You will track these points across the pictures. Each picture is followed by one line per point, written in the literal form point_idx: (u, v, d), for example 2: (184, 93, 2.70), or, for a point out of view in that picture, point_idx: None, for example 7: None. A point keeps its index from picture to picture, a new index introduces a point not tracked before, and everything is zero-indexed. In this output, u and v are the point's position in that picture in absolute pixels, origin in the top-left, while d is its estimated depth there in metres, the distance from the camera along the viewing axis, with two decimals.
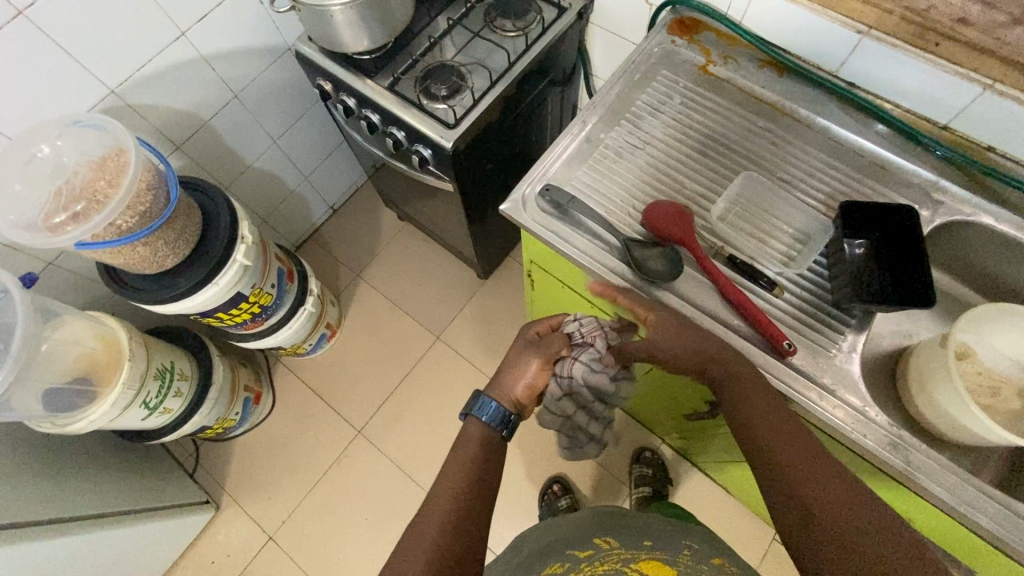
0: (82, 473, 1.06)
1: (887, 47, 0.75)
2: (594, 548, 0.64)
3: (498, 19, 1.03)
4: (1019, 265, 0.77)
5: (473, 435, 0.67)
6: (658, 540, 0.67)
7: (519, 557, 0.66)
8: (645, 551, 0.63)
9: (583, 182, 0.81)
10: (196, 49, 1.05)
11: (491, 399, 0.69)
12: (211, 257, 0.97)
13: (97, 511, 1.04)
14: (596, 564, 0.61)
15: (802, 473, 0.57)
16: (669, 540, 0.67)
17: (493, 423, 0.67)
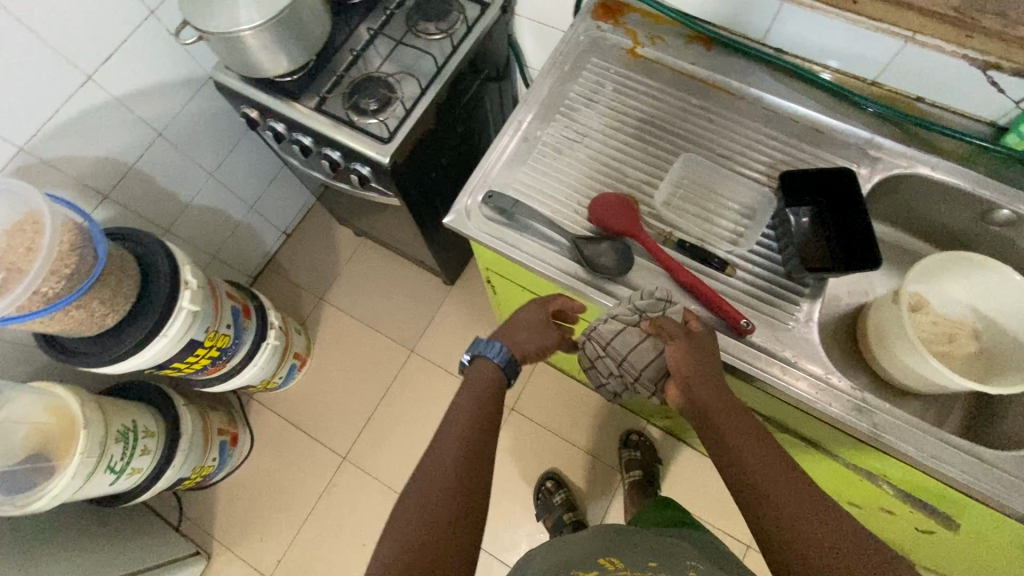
0: (58, 549, 1.02)
1: (809, 10, 0.74)
2: (598, 571, 0.62)
3: (420, 23, 0.99)
4: (959, 209, 0.79)
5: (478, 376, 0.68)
6: (666, 561, 0.64)
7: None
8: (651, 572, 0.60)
9: (525, 184, 0.79)
10: (107, 91, 0.99)
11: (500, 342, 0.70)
12: (154, 308, 0.93)
13: None
14: None
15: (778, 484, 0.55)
16: (676, 560, 0.64)
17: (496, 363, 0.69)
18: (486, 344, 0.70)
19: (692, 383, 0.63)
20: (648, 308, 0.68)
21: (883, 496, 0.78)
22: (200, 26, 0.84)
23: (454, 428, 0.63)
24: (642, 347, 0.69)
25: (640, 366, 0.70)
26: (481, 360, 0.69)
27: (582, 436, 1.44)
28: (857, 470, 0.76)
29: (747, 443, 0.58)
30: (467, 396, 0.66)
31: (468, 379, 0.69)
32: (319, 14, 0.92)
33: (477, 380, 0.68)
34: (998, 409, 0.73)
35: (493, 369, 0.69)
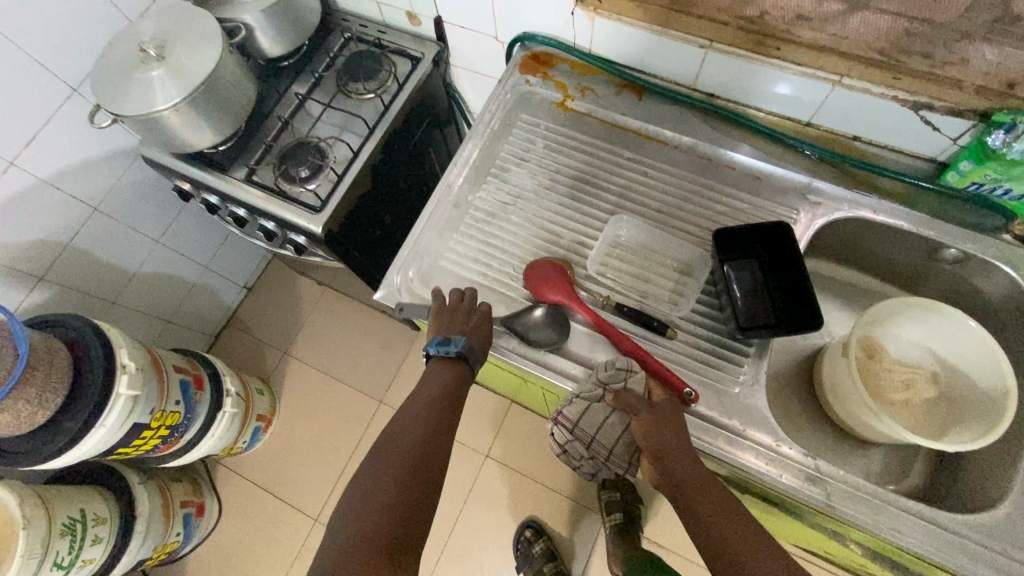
0: None
1: (731, 58, 0.73)
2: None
3: (350, 83, 0.97)
4: (906, 248, 0.76)
5: (440, 375, 0.64)
6: None
7: None
8: None
9: (457, 253, 0.76)
10: (32, 174, 0.96)
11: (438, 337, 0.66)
12: (88, 397, 0.89)
13: None
14: None
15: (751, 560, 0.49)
16: None
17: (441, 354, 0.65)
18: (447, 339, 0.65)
19: (663, 457, 0.58)
20: (609, 379, 0.65)
21: (854, 554, 0.74)
22: (113, 110, 0.80)
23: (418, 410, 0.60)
24: (610, 424, 0.71)
25: (609, 442, 0.72)
26: (441, 358, 0.65)
27: (560, 479, 1.40)
28: (823, 531, 0.73)
29: (721, 518, 0.53)
30: (432, 380, 0.63)
31: (430, 374, 0.64)
32: (242, 83, 0.89)
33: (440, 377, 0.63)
34: (961, 459, 0.70)
35: (456, 366, 0.65)
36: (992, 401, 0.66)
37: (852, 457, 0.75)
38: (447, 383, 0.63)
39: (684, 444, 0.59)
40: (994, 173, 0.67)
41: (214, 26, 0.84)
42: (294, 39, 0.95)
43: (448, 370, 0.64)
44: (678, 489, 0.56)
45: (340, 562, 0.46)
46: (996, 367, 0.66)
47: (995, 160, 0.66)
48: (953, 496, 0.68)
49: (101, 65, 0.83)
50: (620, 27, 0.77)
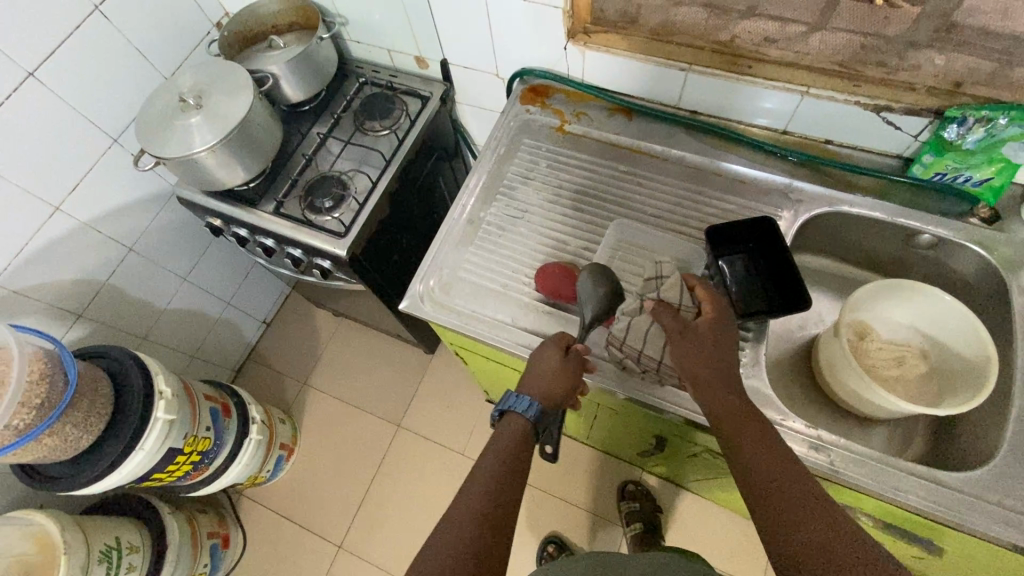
0: None
1: (709, 78, 0.82)
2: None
3: (367, 122, 1.07)
4: (884, 237, 0.83)
5: (509, 434, 0.63)
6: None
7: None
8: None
9: (473, 264, 0.83)
10: (76, 218, 1.05)
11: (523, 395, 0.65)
12: (128, 423, 0.94)
13: None
14: None
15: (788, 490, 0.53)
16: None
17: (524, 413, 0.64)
18: (513, 398, 0.65)
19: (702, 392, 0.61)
20: (643, 291, 0.73)
21: (867, 528, 0.77)
22: (156, 153, 0.89)
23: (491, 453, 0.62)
24: (653, 333, 0.68)
25: (657, 354, 0.68)
26: (510, 417, 0.64)
27: (578, 492, 1.42)
28: (835, 505, 0.76)
29: (759, 451, 0.56)
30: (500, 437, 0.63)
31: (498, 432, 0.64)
32: (270, 125, 0.98)
33: (506, 434, 0.63)
34: (955, 427, 0.75)
35: (523, 423, 0.64)
36: (976, 367, 0.72)
37: (855, 433, 0.79)
38: (516, 445, 0.62)
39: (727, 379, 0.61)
40: (954, 164, 0.75)
41: (245, 76, 0.94)
42: (314, 85, 1.05)
43: (518, 429, 0.63)
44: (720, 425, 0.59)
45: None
46: (975, 337, 0.72)
47: (952, 151, 0.74)
48: (951, 461, 0.73)
49: (144, 116, 0.93)
50: (608, 57, 0.86)
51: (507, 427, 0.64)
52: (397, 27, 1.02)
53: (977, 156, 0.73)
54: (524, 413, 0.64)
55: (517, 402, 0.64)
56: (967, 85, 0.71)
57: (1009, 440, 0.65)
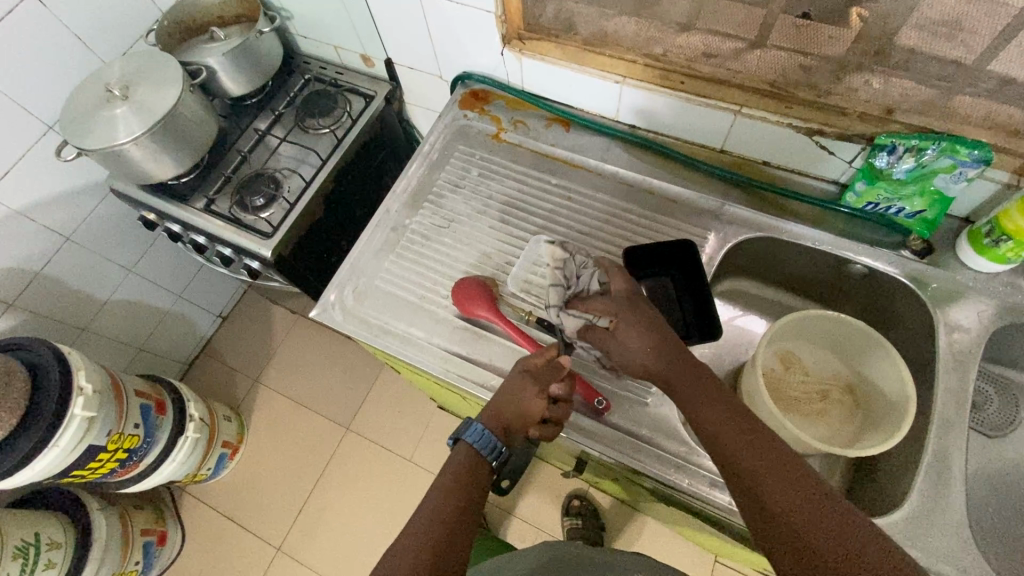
0: None
1: (642, 92, 0.79)
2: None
3: (308, 120, 1.04)
4: (815, 266, 0.80)
5: (460, 463, 0.60)
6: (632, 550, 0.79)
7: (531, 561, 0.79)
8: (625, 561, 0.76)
9: (390, 273, 0.81)
10: (7, 206, 1.02)
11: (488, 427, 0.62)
12: (41, 419, 0.91)
13: None
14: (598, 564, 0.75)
15: (786, 491, 0.49)
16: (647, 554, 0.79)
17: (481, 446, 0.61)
18: (466, 426, 0.62)
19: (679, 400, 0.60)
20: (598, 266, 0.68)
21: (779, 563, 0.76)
22: (77, 144, 0.86)
23: (438, 485, 0.58)
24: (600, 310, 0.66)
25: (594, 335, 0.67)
26: (465, 444, 0.62)
27: (523, 505, 1.42)
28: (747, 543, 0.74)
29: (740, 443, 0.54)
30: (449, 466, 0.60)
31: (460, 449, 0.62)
32: (202, 119, 0.96)
33: (456, 462, 0.60)
34: (872, 467, 0.72)
35: (475, 455, 0.61)
36: (895, 406, 0.68)
37: None
38: (470, 468, 0.60)
39: (709, 391, 0.59)
40: (886, 193, 0.72)
41: (177, 68, 0.91)
42: (254, 80, 1.02)
43: (471, 461, 0.60)
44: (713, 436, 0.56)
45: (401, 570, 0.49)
46: (896, 372, 0.69)
47: (884, 180, 0.71)
48: (864, 500, 0.70)
49: (69, 106, 0.90)
50: (545, 65, 0.83)
51: (460, 453, 0.61)
52: (342, 25, 1.00)
53: (909, 186, 0.70)
54: (477, 446, 0.60)
55: (468, 429, 0.62)
56: (898, 113, 0.68)
57: (919, 482, 0.63)
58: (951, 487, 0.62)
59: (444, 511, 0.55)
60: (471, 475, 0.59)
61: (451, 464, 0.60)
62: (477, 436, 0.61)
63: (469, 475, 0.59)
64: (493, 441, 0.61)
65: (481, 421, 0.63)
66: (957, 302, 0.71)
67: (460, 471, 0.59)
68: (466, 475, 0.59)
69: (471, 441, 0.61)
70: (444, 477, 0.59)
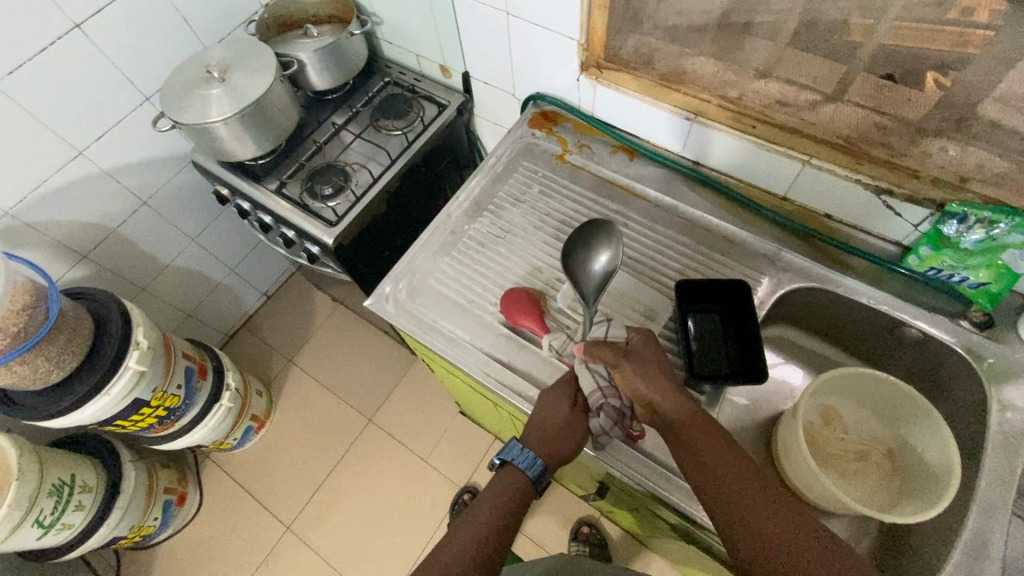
0: None
1: (712, 131, 0.81)
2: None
3: (382, 120, 1.09)
4: (868, 325, 0.80)
5: (507, 484, 0.65)
6: None
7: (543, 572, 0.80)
8: None
9: (444, 274, 0.84)
10: (98, 165, 1.09)
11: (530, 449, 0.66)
12: (99, 366, 0.97)
13: None
14: None
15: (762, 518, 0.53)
16: None
17: (529, 469, 0.65)
18: (514, 451, 0.67)
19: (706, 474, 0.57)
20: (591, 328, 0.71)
21: None
22: (173, 118, 0.92)
23: (480, 502, 0.64)
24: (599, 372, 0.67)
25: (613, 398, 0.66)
26: (510, 469, 0.66)
27: (532, 523, 1.41)
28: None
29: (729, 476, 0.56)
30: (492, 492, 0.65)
31: (501, 478, 0.66)
32: (287, 108, 1.01)
33: (504, 483, 0.65)
34: (904, 536, 0.70)
35: (522, 478, 0.65)
36: (939, 478, 0.66)
37: None
38: (513, 497, 0.64)
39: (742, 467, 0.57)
40: (952, 261, 0.71)
41: (271, 58, 0.97)
42: (338, 77, 1.08)
43: (516, 480, 0.65)
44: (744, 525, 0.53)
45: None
46: (943, 445, 0.66)
47: (949, 248, 0.70)
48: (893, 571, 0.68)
49: (171, 82, 0.97)
50: (618, 94, 0.86)
51: (504, 475, 0.66)
52: (427, 35, 1.05)
53: (976, 258, 0.69)
54: (524, 468, 0.65)
55: (518, 455, 0.66)
56: (973, 182, 0.67)
57: (954, 559, 0.61)
58: (988, 569, 0.60)
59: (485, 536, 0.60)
60: (513, 496, 0.64)
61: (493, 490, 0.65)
62: (519, 462, 0.66)
63: (514, 496, 0.64)
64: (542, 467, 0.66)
65: (529, 446, 0.67)
66: (1014, 381, 0.69)
67: (506, 495, 0.64)
68: (507, 502, 0.64)
69: (518, 466, 0.66)
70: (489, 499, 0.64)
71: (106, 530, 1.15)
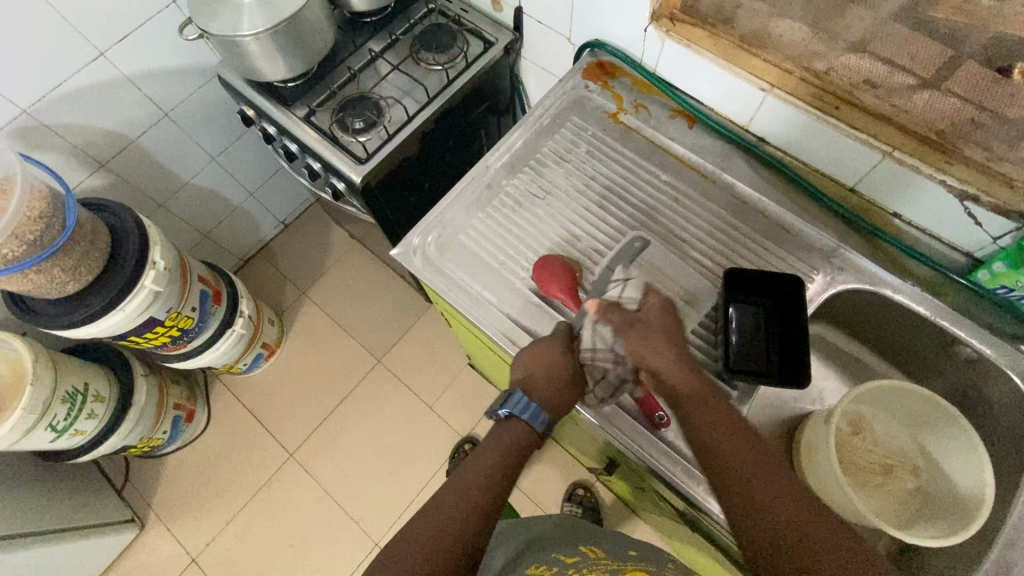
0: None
1: (787, 106, 0.73)
2: (581, 556, 0.69)
3: (422, 52, 1.01)
4: (919, 334, 0.75)
5: (511, 436, 0.65)
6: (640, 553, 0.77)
7: (541, 531, 0.79)
8: (628, 562, 0.67)
9: (477, 230, 0.79)
10: (120, 69, 1.03)
11: (523, 395, 0.66)
12: (115, 282, 0.95)
13: (15, 530, 1.03)
14: (583, 567, 0.66)
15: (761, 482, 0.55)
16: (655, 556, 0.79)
17: (527, 419, 0.66)
18: (515, 402, 0.66)
19: (701, 440, 0.58)
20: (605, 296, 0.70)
21: None
22: (202, 26, 0.85)
23: (481, 453, 0.64)
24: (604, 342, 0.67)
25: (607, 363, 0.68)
26: (513, 420, 0.66)
27: (528, 479, 1.44)
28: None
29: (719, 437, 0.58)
30: (496, 437, 0.66)
31: (502, 432, 0.66)
32: (323, 27, 0.93)
33: (507, 436, 0.65)
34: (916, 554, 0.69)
35: (528, 429, 0.66)
36: (965, 505, 0.64)
37: None
38: (518, 448, 0.65)
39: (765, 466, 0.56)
40: None
41: None
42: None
43: (520, 430, 0.66)
44: (743, 498, 0.54)
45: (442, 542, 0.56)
46: (977, 472, 0.64)
47: None
48: None
49: None
50: (688, 52, 0.77)
51: (510, 427, 0.66)
52: None
53: None
54: (525, 417, 0.66)
55: (518, 406, 0.66)
56: None
57: None
58: None
59: (484, 487, 0.61)
60: (519, 444, 0.65)
61: (495, 436, 0.66)
62: (522, 415, 0.66)
63: (518, 446, 0.65)
64: (537, 411, 0.66)
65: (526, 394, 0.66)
66: None
67: (510, 446, 0.65)
68: (512, 452, 0.64)
69: (524, 418, 0.66)
70: (493, 451, 0.64)
71: (116, 440, 1.18)
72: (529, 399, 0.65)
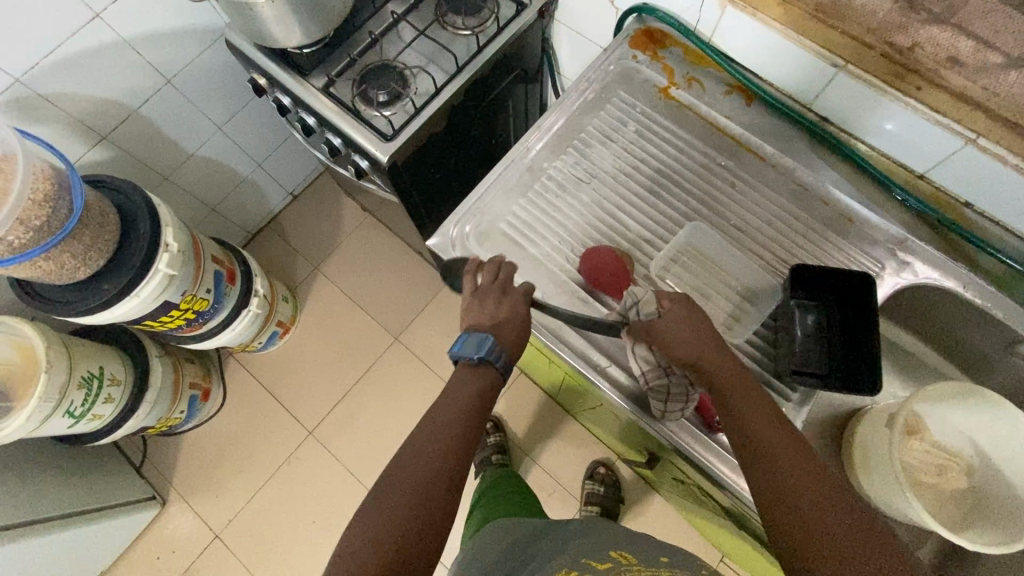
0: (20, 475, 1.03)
1: (862, 85, 0.66)
2: (612, 562, 0.61)
3: (449, 15, 0.92)
4: (987, 332, 0.71)
5: (475, 384, 0.61)
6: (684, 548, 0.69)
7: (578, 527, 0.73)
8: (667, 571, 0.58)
9: (519, 218, 0.74)
10: (117, 32, 0.94)
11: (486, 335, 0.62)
12: (127, 267, 0.89)
13: (35, 516, 1.01)
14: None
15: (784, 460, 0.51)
16: None
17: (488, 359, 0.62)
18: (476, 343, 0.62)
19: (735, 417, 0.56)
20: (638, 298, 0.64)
21: None
22: None
23: (438, 414, 0.59)
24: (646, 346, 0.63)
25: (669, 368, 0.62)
26: (474, 364, 0.62)
27: (549, 457, 1.44)
28: None
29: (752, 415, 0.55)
30: (456, 390, 0.61)
31: (460, 383, 0.61)
32: None
33: (470, 389, 0.61)
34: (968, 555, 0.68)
35: (491, 371, 0.63)
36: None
37: None
38: (482, 394, 0.61)
39: (793, 440, 0.53)
40: None
41: None
42: None
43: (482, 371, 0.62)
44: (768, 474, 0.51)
45: (400, 512, 0.50)
46: None
47: None
48: None
49: None
50: (753, 22, 0.70)
51: (474, 373, 0.62)
52: None
53: None
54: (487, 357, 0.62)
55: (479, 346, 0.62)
56: None
57: None
58: None
59: (443, 446, 0.56)
60: (482, 399, 0.61)
61: (457, 384, 0.61)
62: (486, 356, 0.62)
63: (482, 400, 0.61)
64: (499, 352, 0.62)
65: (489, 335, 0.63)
66: None
67: (475, 397, 0.60)
68: (474, 404, 0.60)
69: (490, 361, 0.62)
70: (447, 409, 0.59)
71: (135, 422, 1.16)
72: (491, 338, 0.62)
